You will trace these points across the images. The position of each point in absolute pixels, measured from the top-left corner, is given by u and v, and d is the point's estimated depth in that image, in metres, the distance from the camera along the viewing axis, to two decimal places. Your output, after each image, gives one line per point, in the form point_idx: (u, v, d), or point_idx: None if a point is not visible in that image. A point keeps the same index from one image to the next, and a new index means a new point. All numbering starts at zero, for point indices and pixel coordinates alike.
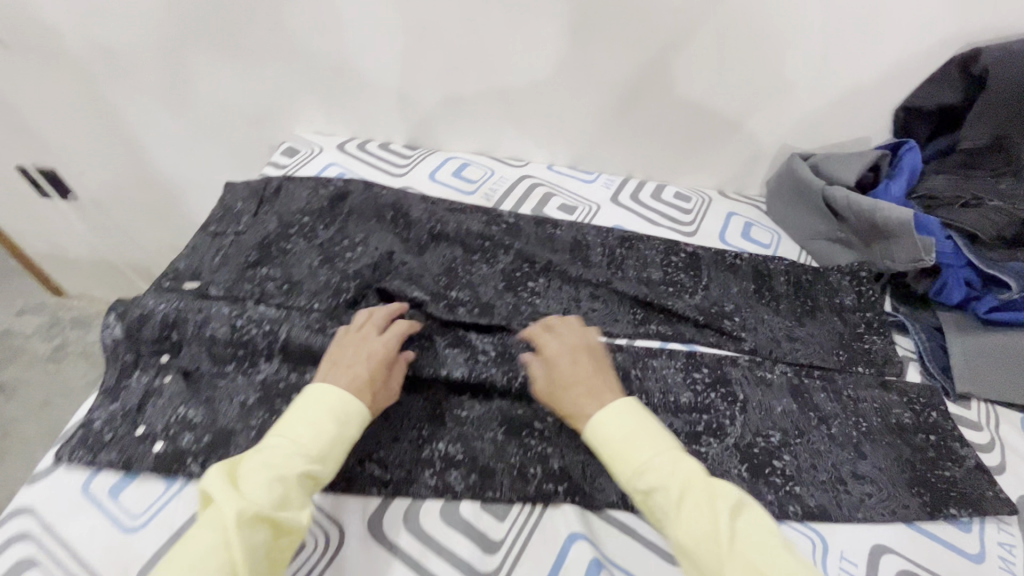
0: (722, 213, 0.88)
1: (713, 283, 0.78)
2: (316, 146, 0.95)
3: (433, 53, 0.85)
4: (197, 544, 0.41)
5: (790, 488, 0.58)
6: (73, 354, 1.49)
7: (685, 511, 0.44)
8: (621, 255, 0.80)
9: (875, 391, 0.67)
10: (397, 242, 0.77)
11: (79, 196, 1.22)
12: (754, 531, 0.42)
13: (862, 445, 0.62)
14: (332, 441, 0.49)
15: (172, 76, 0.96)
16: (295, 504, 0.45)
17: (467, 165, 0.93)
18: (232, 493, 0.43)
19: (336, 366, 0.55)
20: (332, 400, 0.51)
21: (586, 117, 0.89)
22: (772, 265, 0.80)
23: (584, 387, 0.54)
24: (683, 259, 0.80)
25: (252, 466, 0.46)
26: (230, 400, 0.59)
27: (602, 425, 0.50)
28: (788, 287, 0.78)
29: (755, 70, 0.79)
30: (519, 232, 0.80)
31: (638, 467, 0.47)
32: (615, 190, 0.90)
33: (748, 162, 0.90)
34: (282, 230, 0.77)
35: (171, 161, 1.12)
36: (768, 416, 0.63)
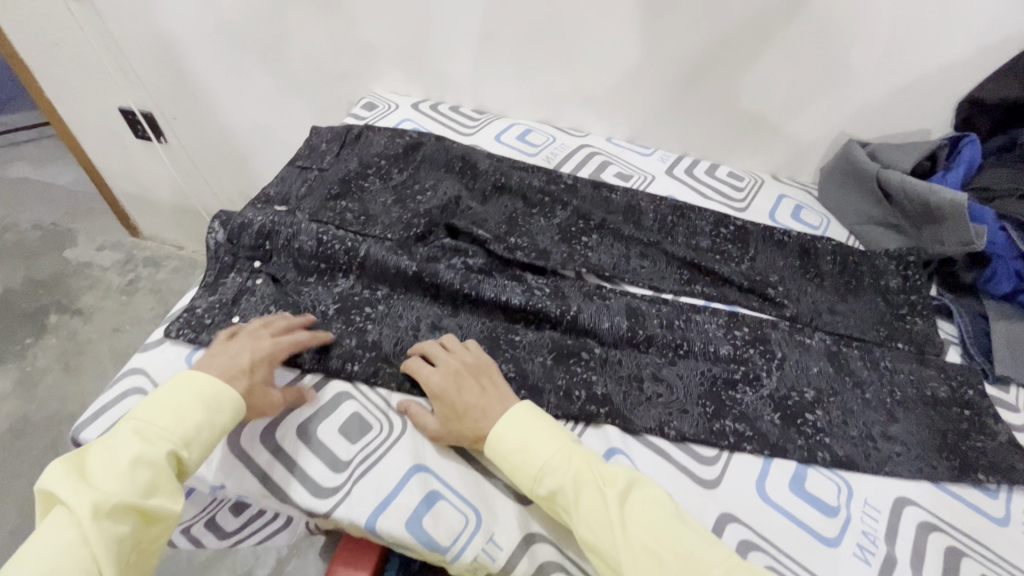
0: (773, 194, 0.91)
1: (760, 256, 0.82)
2: (393, 103, 1.03)
3: (511, 20, 0.91)
4: (53, 542, 0.42)
5: (819, 438, 0.61)
6: (144, 289, 1.62)
7: (583, 506, 0.50)
8: (673, 222, 0.84)
9: (913, 365, 0.69)
10: (464, 189, 0.83)
11: (170, 140, 1.34)
12: (640, 510, 0.50)
13: (895, 410, 0.64)
14: (197, 426, 0.51)
15: (269, 31, 1.05)
16: (162, 489, 0.47)
17: (530, 131, 0.99)
18: (86, 489, 0.44)
19: (215, 358, 0.56)
20: (202, 388, 0.52)
21: (649, 92, 0.93)
22: (819, 244, 0.82)
23: (478, 409, 0.56)
24: (731, 231, 0.84)
25: (102, 462, 0.46)
26: (314, 305, 0.65)
27: (499, 443, 0.54)
28: (833, 266, 0.80)
29: (819, 55, 0.82)
30: (577, 192, 0.85)
31: (537, 474, 0.52)
32: (670, 164, 0.94)
33: (803, 148, 0.93)
34: (361, 169, 0.84)
35: (256, 112, 1.22)
36: (804, 374, 0.66)
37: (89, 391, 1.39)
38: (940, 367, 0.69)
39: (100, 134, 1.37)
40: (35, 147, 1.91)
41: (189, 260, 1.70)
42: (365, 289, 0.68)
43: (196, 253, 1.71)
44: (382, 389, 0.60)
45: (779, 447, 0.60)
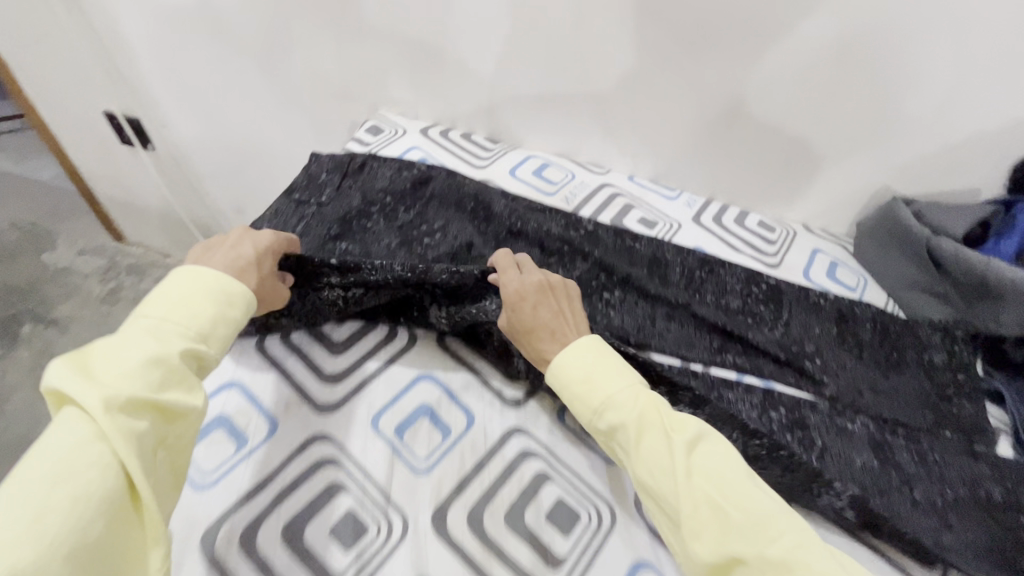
0: (806, 248, 0.85)
1: (795, 321, 0.75)
2: (400, 128, 0.95)
3: (535, 47, 0.84)
4: (59, 444, 0.37)
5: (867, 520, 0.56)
6: (125, 299, 1.53)
7: (644, 447, 0.49)
8: (700, 277, 0.77)
9: (964, 460, 0.63)
10: (476, 233, 0.76)
11: (159, 147, 1.26)
12: (707, 461, 0.47)
13: (947, 513, 0.58)
14: (212, 321, 0.48)
15: (270, 43, 0.97)
16: (179, 385, 0.43)
17: (548, 165, 0.91)
18: (93, 384, 0.39)
19: (212, 249, 0.53)
20: (208, 280, 0.49)
21: (679, 131, 0.86)
22: (857, 309, 0.76)
23: (546, 329, 0.58)
24: (763, 290, 0.77)
25: (109, 357, 0.41)
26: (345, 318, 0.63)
27: (562, 369, 0.55)
28: (873, 335, 0.74)
29: (867, 106, 0.76)
30: (598, 240, 0.78)
31: (598, 408, 0.52)
32: (697, 211, 0.87)
33: (840, 201, 0.86)
34: (363, 207, 0.76)
35: (252, 125, 1.14)
36: (848, 467, 0.60)
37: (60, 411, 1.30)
38: (997, 462, 0.62)
39: (84, 138, 1.28)
40: (17, 140, 1.82)
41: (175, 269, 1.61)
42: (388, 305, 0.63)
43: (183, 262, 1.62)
44: (380, 480, 0.53)
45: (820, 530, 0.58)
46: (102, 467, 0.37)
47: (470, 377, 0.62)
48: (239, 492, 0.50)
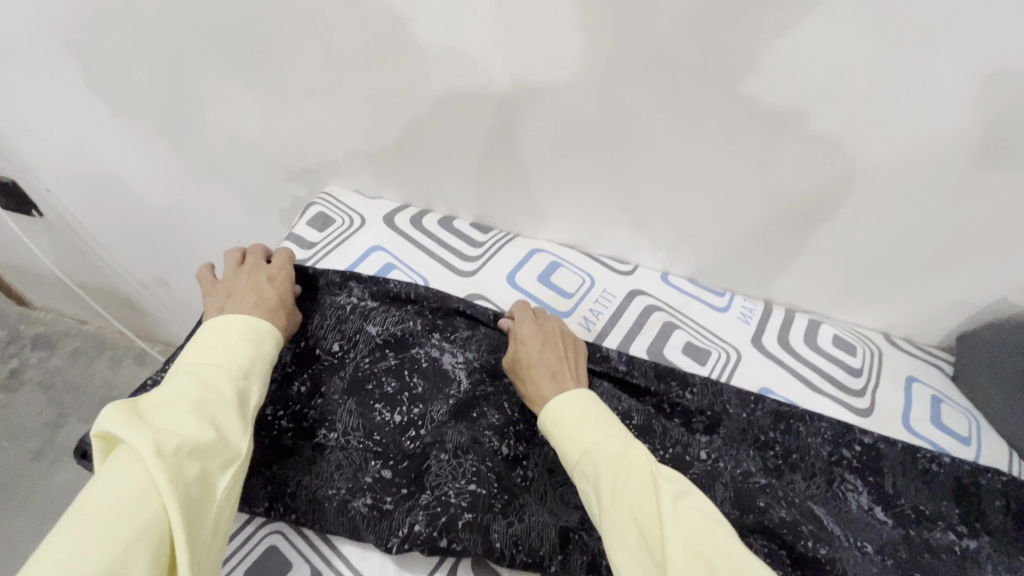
0: (899, 377, 0.65)
1: (894, 495, 0.55)
2: (357, 215, 0.71)
3: (542, 119, 0.62)
4: (110, 487, 0.33)
5: (864, 522, 0.52)
6: (30, 384, 1.24)
7: (626, 491, 0.39)
8: (726, 426, 0.56)
9: None
10: (466, 390, 0.53)
11: (46, 215, 0.98)
12: (696, 514, 0.37)
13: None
14: (251, 355, 0.44)
15: (174, 99, 0.72)
16: (230, 424, 0.39)
17: (557, 266, 0.69)
18: (145, 427, 0.35)
19: (232, 294, 0.51)
20: (241, 322, 0.46)
21: (733, 224, 0.65)
22: (983, 481, 0.57)
23: (548, 370, 0.51)
24: (858, 455, 0.57)
25: (158, 402, 0.38)
26: (353, 344, 0.55)
27: (554, 413, 0.47)
28: (1008, 518, 0.55)
29: (995, 206, 0.55)
30: (599, 379, 0.57)
31: (582, 449, 0.44)
32: (756, 328, 0.67)
33: (936, 312, 0.67)
34: (302, 364, 0.53)
35: (163, 193, 0.88)
36: (861, 516, 0.52)
37: None
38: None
39: None
40: None
41: (94, 340, 1.33)
42: (396, 328, 0.56)
43: (104, 330, 1.35)
44: None
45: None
46: (155, 514, 0.32)
47: None
48: None
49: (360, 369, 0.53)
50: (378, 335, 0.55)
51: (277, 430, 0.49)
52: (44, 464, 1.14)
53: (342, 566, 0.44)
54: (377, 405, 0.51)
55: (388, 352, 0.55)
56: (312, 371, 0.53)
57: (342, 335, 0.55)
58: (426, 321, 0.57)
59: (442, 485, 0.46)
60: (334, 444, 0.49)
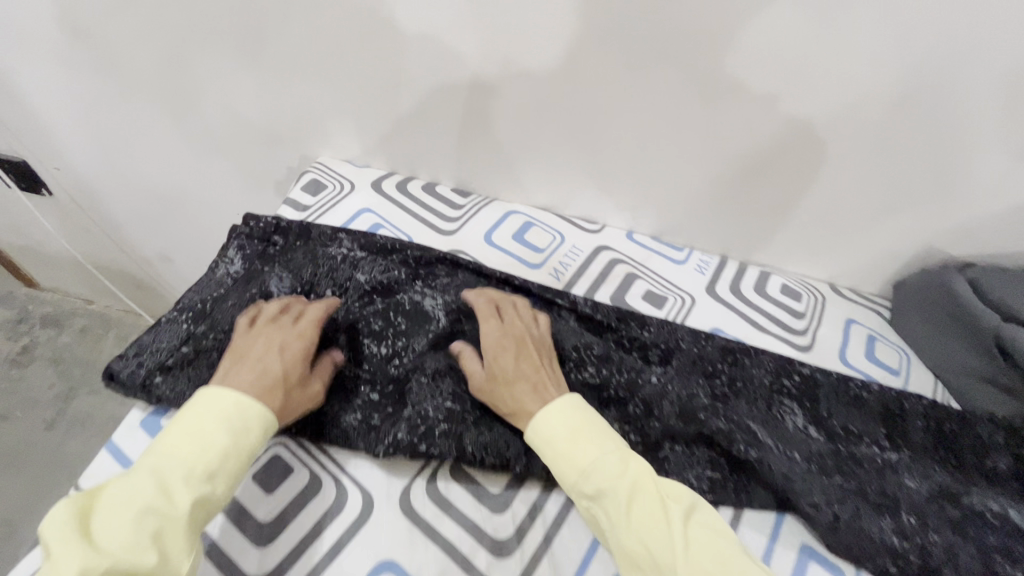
0: (839, 320, 0.72)
1: (827, 416, 0.62)
2: (347, 182, 0.78)
3: (514, 89, 0.68)
4: None
5: (795, 437, 0.59)
6: (41, 359, 1.31)
7: (638, 513, 0.44)
8: (677, 357, 0.63)
9: (992, 557, 0.52)
10: (444, 327, 0.59)
11: (54, 193, 1.04)
12: (703, 533, 0.44)
13: (890, 491, 0.56)
14: (223, 455, 0.44)
15: (175, 78, 0.78)
16: (171, 543, 0.39)
17: (531, 226, 0.76)
18: (80, 546, 0.36)
19: (242, 360, 0.51)
20: (224, 411, 0.45)
21: (690, 184, 0.72)
22: (907, 404, 0.63)
23: (529, 383, 0.53)
24: (797, 384, 0.64)
25: (106, 511, 0.39)
26: (347, 290, 0.62)
27: (548, 429, 0.50)
28: (925, 437, 0.62)
29: (914, 160, 0.62)
30: (563, 318, 0.64)
31: (585, 468, 0.47)
32: (711, 278, 0.74)
33: (874, 261, 0.74)
34: None
35: (166, 170, 0.94)
36: (796, 435, 0.59)
37: None
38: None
39: None
40: None
41: (101, 318, 1.40)
42: (382, 276, 0.63)
43: (110, 309, 1.41)
44: None
45: (845, 523, 0.52)
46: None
47: (447, 557, 0.47)
48: None
49: (351, 311, 0.60)
50: (366, 282, 0.62)
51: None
52: (58, 433, 1.20)
53: (336, 473, 0.51)
54: (367, 340, 0.58)
55: (376, 297, 0.61)
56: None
57: (336, 284, 0.62)
58: (409, 270, 0.64)
59: (421, 402, 0.54)
60: None
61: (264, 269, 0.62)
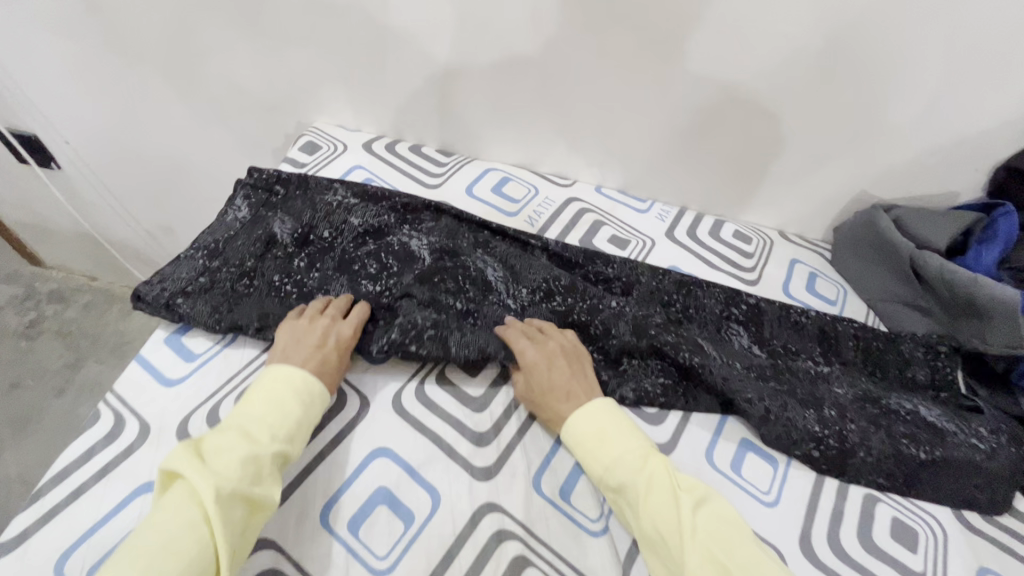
0: (784, 259, 0.81)
1: (772, 337, 0.71)
2: (340, 143, 0.85)
3: (489, 52, 0.75)
4: (173, 518, 0.41)
5: (739, 353, 0.67)
6: (48, 332, 1.37)
7: (653, 502, 0.49)
8: (638, 289, 0.72)
9: (899, 443, 0.61)
10: (430, 262, 0.67)
11: (62, 166, 1.10)
12: (713, 521, 0.47)
13: (821, 397, 0.64)
14: (299, 420, 0.51)
15: (179, 50, 0.85)
16: (270, 479, 0.46)
17: (508, 180, 0.84)
18: (206, 470, 0.44)
19: (303, 345, 0.56)
20: (295, 385, 0.52)
21: (650, 138, 0.80)
22: (840, 326, 0.72)
23: (564, 391, 0.57)
24: (744, 311, 0.72)
25: (220, 447, 0.46)
26: (342, 232, 0.69)
27: (576, 430, 0.55)
28: (856, 354, 0.70)
29: (842, 110, 0.71)
30: (536, 256, 0.72)
31: (610, 464, 0.52)
32: (670, 225, 0.82)
33: (817, 207, 0.82)
34: (299, 245, 0.67)
35: (170, 141, 1.00)
36: (740, 353, 0.68)
37: None
38: (981, 469, 0.60)
39: None
40: None
41: (104, 293, 1.46)
42: (374, 222, 0.70)
43: (113, 284, 1.47)
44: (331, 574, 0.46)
45: (775, 415, 0.61)
46: (202, 548, 0.41)
47: (434, 447, 0.55)
48: None
49: (346, 250, 0.68)
50: (359, 225, 0.69)
51: (281, 293, 0.62)
52: (69, 399, 1.27)
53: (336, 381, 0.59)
54: (363, 279, 0.65)
55: (369, 240, 0.69)
56: (309, 250, 0.67)
57: (332, 225, 0.69)
58: (398, 216, 0.72)
59: (410, 319, 0.60)
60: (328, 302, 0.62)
61: (268, 214, 0.69)
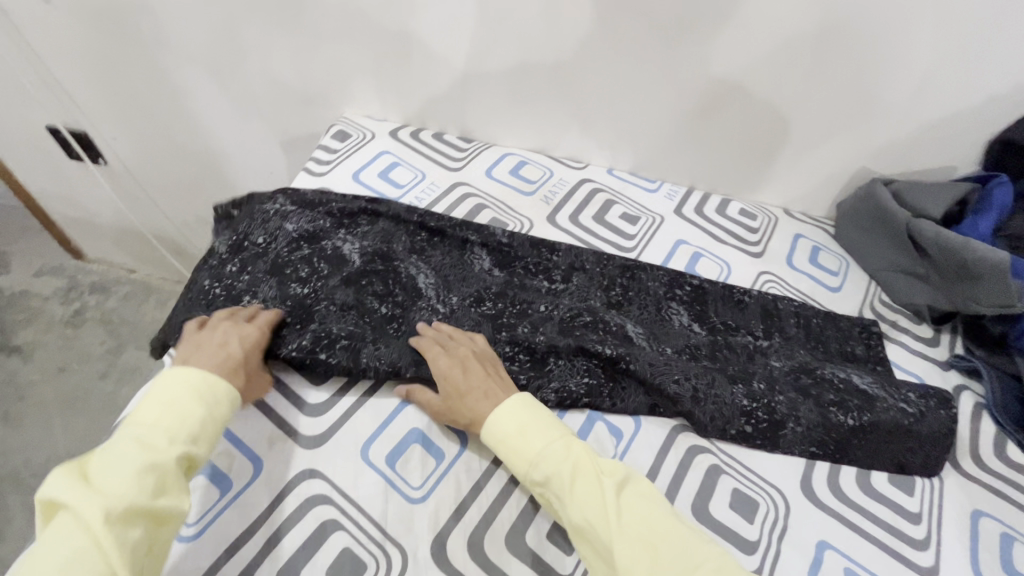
0: (788, 234, 0.85)
1: (716, 318, 0.72)
2: (368, 132, 0.92)
3: (507, 41, 0.81)
4: (58, 551, 0.39)
5: (673, 337, 0.69)
6: (91, 320, 1.45)
7: (577, 492, 0.49)
8: (580, 276, 0.74)
9: (832, 411, 0.63)
10: (357, 267, 0.68)
11: (109, 160, 1.19)
12: (635, 501, 0.49)
13: (752, 377, 0.65)
14: (202, 421, 0.49)
15: (222, 48, 0.92)
16: (170, 489, 0.44)
17: (525, 163, 0.90)
18: (90, 494, 0.41)
19: (202, 351, 0.54)
20: (193, 387, 0.50)
21: (657, 122, 0.84)
22: (781, 304, 0.74)
23: (479, 391, 0.56)
24: (688, 292, 0.74)
25: (105, 466, 0.43)
26: (279, 239, 0.70)
27: (493, 429, 0.54)
28: (797, 329, 0.72)
29: (840, 89, 0.75)
30: (480, 252, 0.74)
31: (533, 459, 0.52)
32: (678, 203, 0.87)
33: (819, 184, 0.86)
34: (232, 251, 0.68)
35: (210, 135, 1.08)
36: (677, 336, 0.69)
37: (28, 445, 1.22)
38: (911, 432, 0.62)
39: (30, 156, 1.20)
40: None
41: (142, 284, 1.54)
42: (308, 228, 0.71)
43: (149, 276, 1.56)
44: (373, 503, 0.52)
45: (704, 393, 0.62)
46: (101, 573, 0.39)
47: None
48: (227, 539, 0.48)
49: (281, 255, 0.68)
50: (295, 231, 0.71)
51: (210, 295, 0.64)
52: (112, 381, 1.34)
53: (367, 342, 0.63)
54: (292, 281, 0.66)
55: (303, 244, 0.70)
56: (242, 256, 0.68)
57: (267, 232, 0.70)
58: (335, 221, 0.73)
59: (327, 323, 0.62)
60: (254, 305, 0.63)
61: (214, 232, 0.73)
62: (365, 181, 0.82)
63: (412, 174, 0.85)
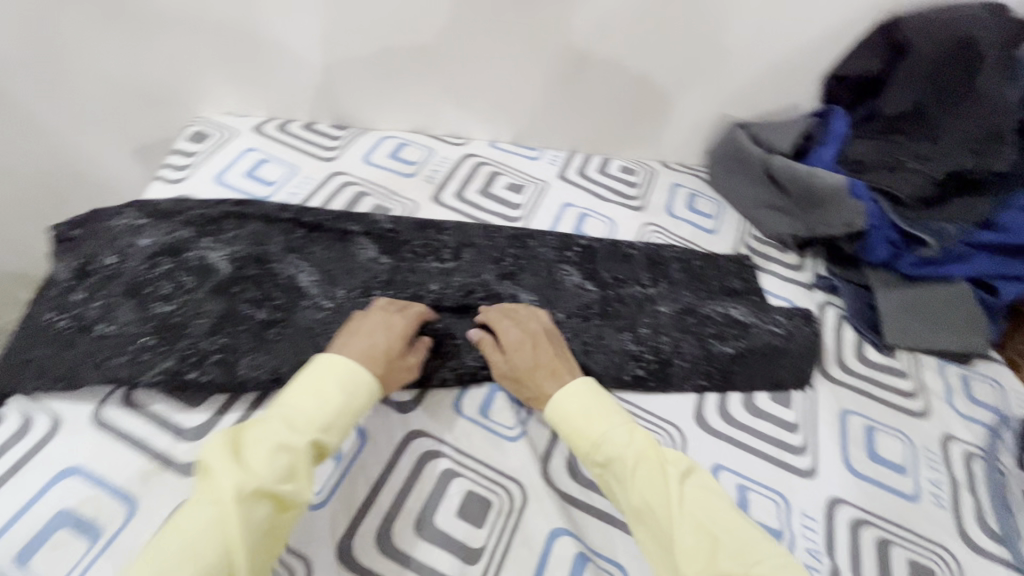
0: (667, 185, 0.89)
1: (606, 274, 0.74)
2: (229, 129, 0.85)
3: (364, 19, 0.77)
4: (196, 522, 0.40)
5: (566, 298, 0.70)
6: None
7: (638, 478, 0.49)
8: (470, 252, 0.73)
9: (715, 346, 0.67)
10: (226, 274, 0.64)
11: None
12: (699, 491, 0.48)
13: (640, 325, 0.68)
14: (339, 412, 0.49)
15: (39, 50, 0.81)
16: (301, 475, 0.44)
17: (405, 145, 0.87)
18: (236, 468, 0.42)
19: (356, 336, 0.55)
20: (343, 373, 0.50)
21: (531, 88, 0.84)
22: (664, 253, 0.77)
23: (546, 368, 0.58)
24: (578, 253, 0.76)
25: (254, 441, 0.45)
26: (132, 256, 0.63)
27: (559, 406, 0.55)
28: (680, 274, 0.76)
29: (692, 40, 0.79)
30: (365, 240, 0.71)
31: (598, 440, 0.52)
32: (561, 166, 0.88)
33: (688, 135, 0.90)
34: (76, 279, 0.61)
35: (46, 152, 0.95)
36: (569, 296, 0.70)
37: None
38: (783, 352, 0.68)
39: None
40: None
41: None
42: (165, 240, 0.65)
43: None
44: None
45: (593, 346, 0.64)
46: (220, 554, 0.39)
47: None
48: None
49: (136, 273, 0.62)
50: (150, 245, 0.65)
51: (54, 330, 0.57)
52: None
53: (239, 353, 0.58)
54: (152, 300, 0.60)
55: (161, 259, 0.64)
56: (91, 281, 0.61)
57: (117, 251, 0.64)
58: (196, 230, 0.67)
59: (194, 337, 0.58)
60: (111, 332, 0.58)
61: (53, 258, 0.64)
62: (230, 183, 0.76)
63: (283, 170, 0.80)
